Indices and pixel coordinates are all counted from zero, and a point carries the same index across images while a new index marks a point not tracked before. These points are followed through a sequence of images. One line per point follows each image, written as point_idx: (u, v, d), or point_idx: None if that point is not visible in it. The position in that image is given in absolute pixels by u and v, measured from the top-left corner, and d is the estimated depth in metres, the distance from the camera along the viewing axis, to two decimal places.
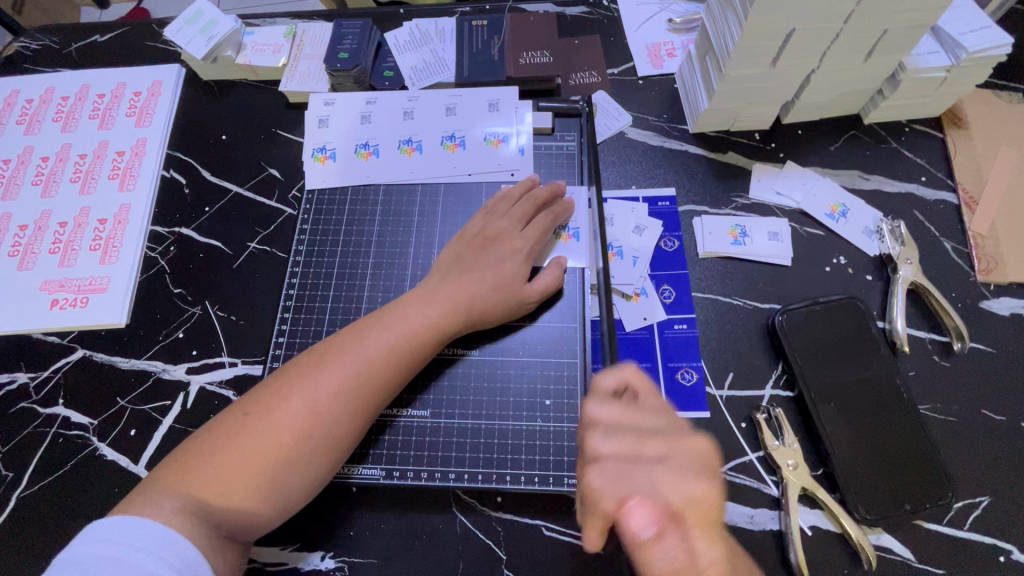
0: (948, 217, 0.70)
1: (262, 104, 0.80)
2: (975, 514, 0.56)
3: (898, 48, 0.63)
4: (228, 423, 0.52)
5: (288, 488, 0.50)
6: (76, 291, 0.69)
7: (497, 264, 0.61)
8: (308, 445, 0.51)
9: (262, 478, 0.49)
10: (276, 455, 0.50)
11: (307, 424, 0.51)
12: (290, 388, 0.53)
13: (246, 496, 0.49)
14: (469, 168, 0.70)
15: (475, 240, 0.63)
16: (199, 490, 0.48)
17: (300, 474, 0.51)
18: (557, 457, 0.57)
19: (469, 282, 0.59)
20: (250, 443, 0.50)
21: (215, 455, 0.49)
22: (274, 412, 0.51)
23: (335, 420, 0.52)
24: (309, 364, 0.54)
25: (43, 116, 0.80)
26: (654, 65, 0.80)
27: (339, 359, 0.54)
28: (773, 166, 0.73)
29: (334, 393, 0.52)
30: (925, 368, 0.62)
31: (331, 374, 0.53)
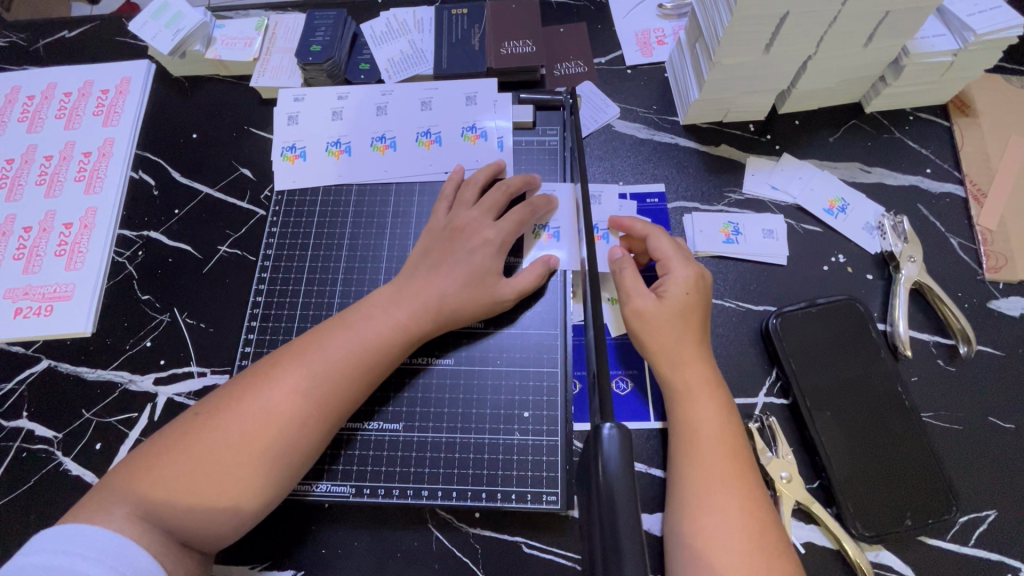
0: (954, 212, 0.66)
1: (234, 101, 0.77)
2: (981, 528, 0.53)
3: (900, 31, 0.59)
4: (179, 426, 0.49)
5: (240, 496, 0.47)
6: (40, 299, 0.67)
7: (467, 258, 0.57)
8: (261, 450, 0.48)
9: (212, 484, 0.46)
10: (222, 460, 0.47)
11: (260, 428, 0.48)
12: (247, 389, 0.50)
13: (194, 504, 0.46)
14: (446, 165, 0.66)
15: (444, 233, 0.59)
16: (147, 496, 0.45)
17: (248, 485, 0.47)
18: (537, 473, 0.54)
19: (438, 277, 0.56)
20: (197, 447, 0.47)
21: (159, 462, 0.47)
22: (228, 414, 0.49)
23: (289, 426, 0.49)
24: (268, 366, 0.51)
25: (8, 116, 0.77)
26: (644, 53, 0.76)
27: (298, 363, 0.51)
28: (768, 159, 0.69)
29: (290, 398, 0.49)
30: (928, 373, 0.59)
31: (289, 377, 0.50)
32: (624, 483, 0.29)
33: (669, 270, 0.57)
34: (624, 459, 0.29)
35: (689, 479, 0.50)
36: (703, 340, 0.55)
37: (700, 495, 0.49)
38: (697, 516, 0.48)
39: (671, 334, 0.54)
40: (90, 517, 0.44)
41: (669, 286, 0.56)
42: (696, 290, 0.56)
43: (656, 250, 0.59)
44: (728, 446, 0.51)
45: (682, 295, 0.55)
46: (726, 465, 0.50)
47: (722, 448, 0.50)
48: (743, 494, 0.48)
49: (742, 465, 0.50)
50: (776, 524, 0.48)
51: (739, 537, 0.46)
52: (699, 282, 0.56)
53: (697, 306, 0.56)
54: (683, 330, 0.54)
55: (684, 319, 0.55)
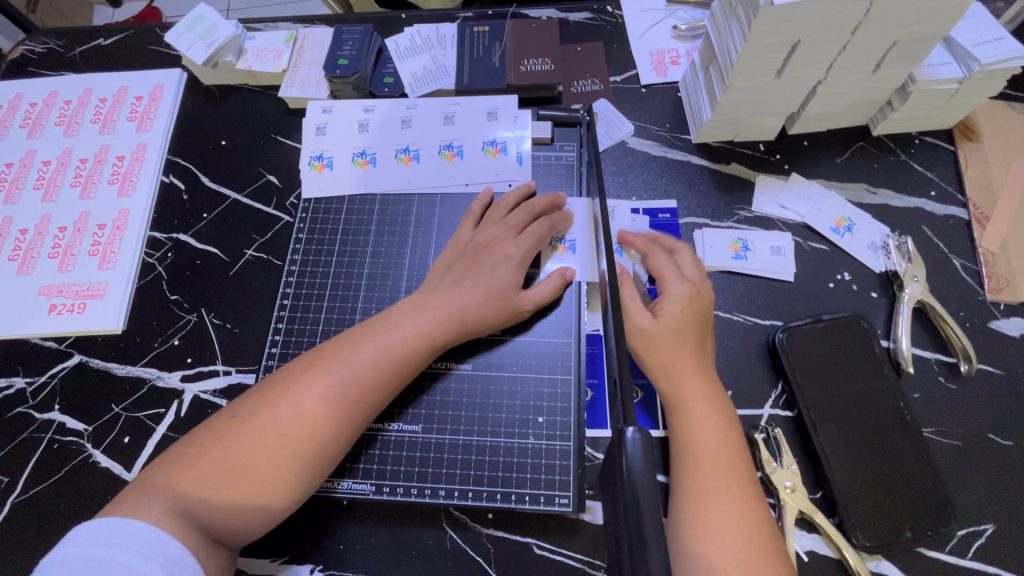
0: (957, 234, 0.68)
1: (262, 110, 0.80)
2: (979, 542, 0.55)
3: (907, 59, 0.62)
4: (212, 426, 0.51)
5: (271, 493, 0.50)
6: (74, 297, 0.69)
7: (490, 273, 0.59)
8: (291, 452, 0.50)
9: (245, 483, 0.49)
10: (256, 460, 0.49)
11: (291, 431, 0.50)
12: (278, 394, 0.52)
13: (229, 499, 0.48)
14: (466, 178, 0.69)
15: (468, 248, 0.62)
16: (185, 490, 0.48)
17: (281, 482, 0.50)
18: (550, 476, 0.56)
19: (462, 290, 0.58)
20: (232, 447, 0.49)
21: (196, 460, 0.49)
22: (260, 417, 0.51)
23: (320, 428, 0.51)
24: (297, 371, 0.54)
25: (46, 120, 0.80)
26: (658, 73, 0.78)
27: (327, 368, 0.53)
28: (778, 178, 0.72)
29: (320, 401, 0.52)
30: (930, 389, 0.60)
31: (318, 383, 0.52)
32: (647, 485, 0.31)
33: (666, 289, 0.60)
34: (648, 469, 0.31)
35: (686, 488, 0.52)
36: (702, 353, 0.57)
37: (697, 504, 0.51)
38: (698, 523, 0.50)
39: (667, 349, 0.56)
40: (128, 509, 0.47)
41: (665, 305, 0.58)
42: (693, 307, 0.58)
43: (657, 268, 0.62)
44: (725, 458, 0.53)
45: (677, 315, 0.57)
46: (728, 478, 0.52)
47: (721, 461, 0.52)
48: (741, 505, 0.50)
49: (740, 476, 0.52)
50: (774, 536, 0.50)
51: (740, 547, 0.48)
52: (697, 300, 0.59)
53: (693, 325, 0.58)
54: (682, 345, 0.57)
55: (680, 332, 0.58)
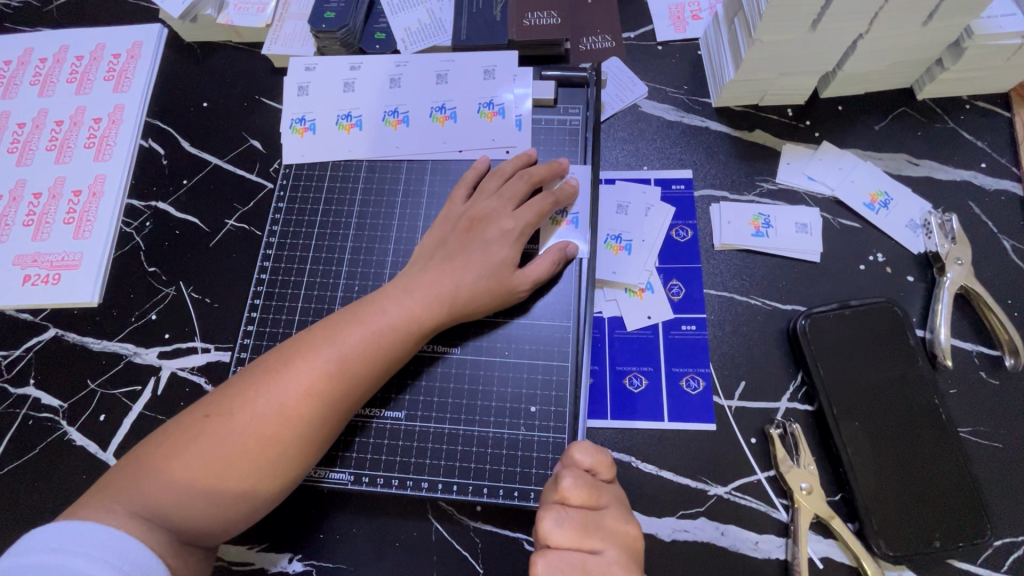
0: (1009, 212, 0.60)
1: (245, 69, 0.74)
2: (1015, 554, 0.50)
3: (965, 8, 0.54)
4: (187, 423, 0.48)
5: (255, 491, 0.47)
6: (48, 267, 0.66)
7: (484, 249, 0.54)
8: (274, 451, 0.47)
9: (228, 484, 0.46)
10: (239, 461, 0.46)
11: (273, 429, 0.47)
12: (258, 388, 0.48)
13: (211, 499, 0.46)
14: (459, 145, 0.63)
15: (461, 224, 0.57)
16: (158, 491, 0.45)
17: (266, 481, 0.47)
18: (541, 469, 0.52)
19: (453, 269, 0.54)
20: (211, 448, 0.46)
21: (172, 462, 0.46)
22: (239, 414, 0.47)
23: (305, 425, 0.48)
24: (277, 362, 0.49)
25: (21, 79, 0.76)
26: (677, 29, 0.71)
27: (310, 359, 0.49)
28: (806, 147, 0.64)
29: (303, 396, 0.48)
30: (968, 385, 0.54)
31: (300, 376, 0.48)
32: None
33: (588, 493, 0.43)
34: None
35: None
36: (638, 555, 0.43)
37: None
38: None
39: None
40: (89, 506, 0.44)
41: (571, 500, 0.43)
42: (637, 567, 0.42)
43: (609, 508, 0.44)
44: None
45: None
46: None
47: None
48: None
49: None
50: None
51: None
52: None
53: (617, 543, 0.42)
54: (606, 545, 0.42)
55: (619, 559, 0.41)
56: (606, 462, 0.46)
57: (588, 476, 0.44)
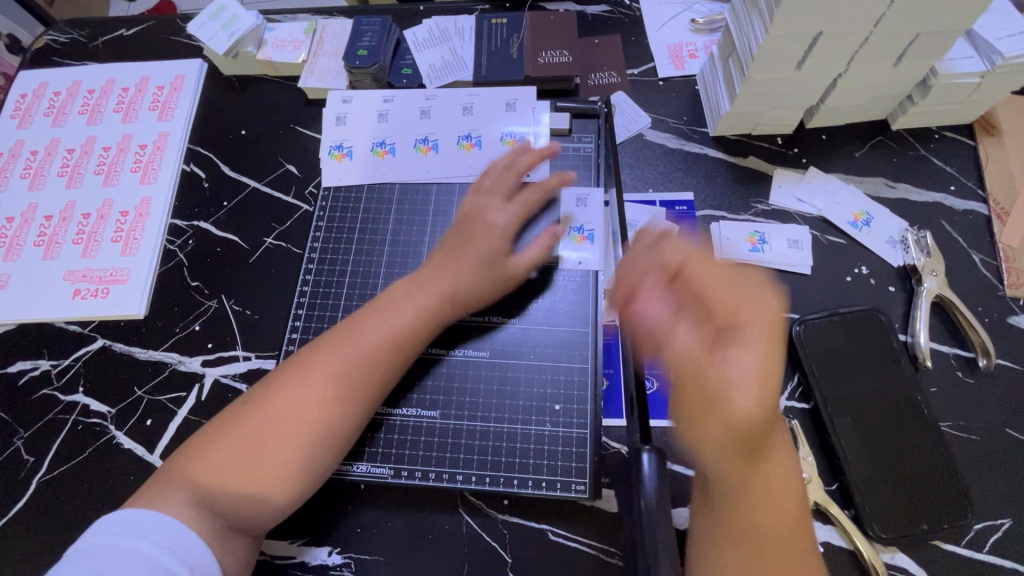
0: (977, 229, 0.67)
1: (281, 100, 0.81)
2: (995, 536, 0.55)
3: (929, 52, 0.61)
4: (226, 421, 0.52)
5: (291, 478, 0.51)
6: (97, 282, 0.71)
7: (477, 241, 0.61)
8: (309, 437, 0.52)
9: (267, 470, 0.50)
10: (276, 448, 0.51)
11: (305, 416, 0.52)
12: (289, 383, 0.53)
13: (253, 487, 0.50)
14: (484, 169, 0.69)
15: (458, 218, 0.63)
16: (205, 483, 0.49)
17: (301, 467, 0.51)
18: (566, 462, 0.57)
19: (454, 262, 0.60)
20: (250, 439, 0.51)
21: (215, 455, 0.50)
22: (273, 407, 0.52)
23: (334, 411, 0.53)
24: (304, 359, 0.55)
25: (70, 108, 0.81)
26: (675, 66, 0.78)
27: (334, 352, 0.54)
28: (795, 171, 0.71)
29: (331, 385, 0.53)
30: (948, 384, 0.60)
31: (327, 367, 0.54)
32: (657, 503, 0.43)
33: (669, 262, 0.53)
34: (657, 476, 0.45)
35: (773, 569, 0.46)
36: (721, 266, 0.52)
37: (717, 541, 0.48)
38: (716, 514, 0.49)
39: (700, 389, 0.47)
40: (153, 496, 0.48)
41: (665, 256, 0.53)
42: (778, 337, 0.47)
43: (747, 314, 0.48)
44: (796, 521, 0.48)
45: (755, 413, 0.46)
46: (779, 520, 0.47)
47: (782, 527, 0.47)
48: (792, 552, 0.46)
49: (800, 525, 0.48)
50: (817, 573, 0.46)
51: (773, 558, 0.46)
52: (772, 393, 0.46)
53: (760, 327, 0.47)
54: (735, 330, 0.48)
55: (763, 408, 0.45)
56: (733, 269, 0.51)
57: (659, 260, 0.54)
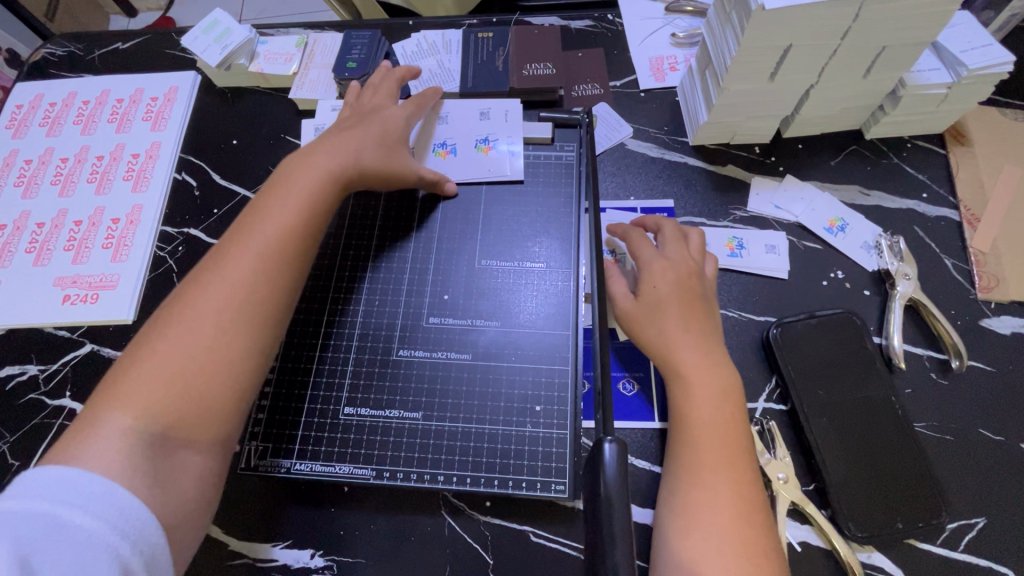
0: (949, 234, 0.69)
1: (273, 111, 0.83)
2: (970, 535, 0.56)
3: (896, 65, 0.64)
4: (144, 336, 0.50)
5: (230, 363, 0.50)
6: (87, 288, 0.71)
7: (380, 121, 0.65)
8: (239, 320, 0.51)
9: (200, 363, 0.49)
10: (206, 339, 0.50)
11: (230, 301, 0.51)
12: (201, 283, 0.52)
13: (189, 384, 0.48)
14: (459, 173, 0.71)
15: (354, 114, 0.67)
16: (138, 400, 0.47)
17: (237, 349, 0.51)
18: (546, 463, 0.57)
19: (354, 136, 0.62)
20: (175, 337, 0.49)
21: (139, 368, 0.48)
22: (192, 305, 0.51)
23: (256, 289, 0.53)
24: (211, 262, 0.54)
25: (65, 119, 0.83)
26: (657, 78, 0.81)
27: (241, 243, 0.54)
28: (772, 179, 0.73)
29: (247, 267, 0.53)
30: (921, 385, 0.62)
31: (239, 257, 0.53)
32: (619, 486, 0.35)
33: (643, 264, 0.62)
34: (620, 466, 0.35)
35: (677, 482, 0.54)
36: (708, 278, 0.63)
37: (683, 517, 0.52)
38: (690, 489, 0.52)
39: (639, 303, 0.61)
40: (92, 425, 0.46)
41: (641, 253, 0.63)
42: (687, 292, 0.60)
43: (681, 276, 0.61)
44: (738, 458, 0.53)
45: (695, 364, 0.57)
46: (720, 459, 0.53)
47: (721, 453, 0.53)
48: (739, 498, 0.51)
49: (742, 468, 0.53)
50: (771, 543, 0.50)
51: (731, 522, 0.50)
52: (700, 337, 0.58)
53: (676, 294, 0.60)
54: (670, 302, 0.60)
55: (725, 389, 0.56)
56: (682, 237, 0.64)
57: (642, 245, 0.64)
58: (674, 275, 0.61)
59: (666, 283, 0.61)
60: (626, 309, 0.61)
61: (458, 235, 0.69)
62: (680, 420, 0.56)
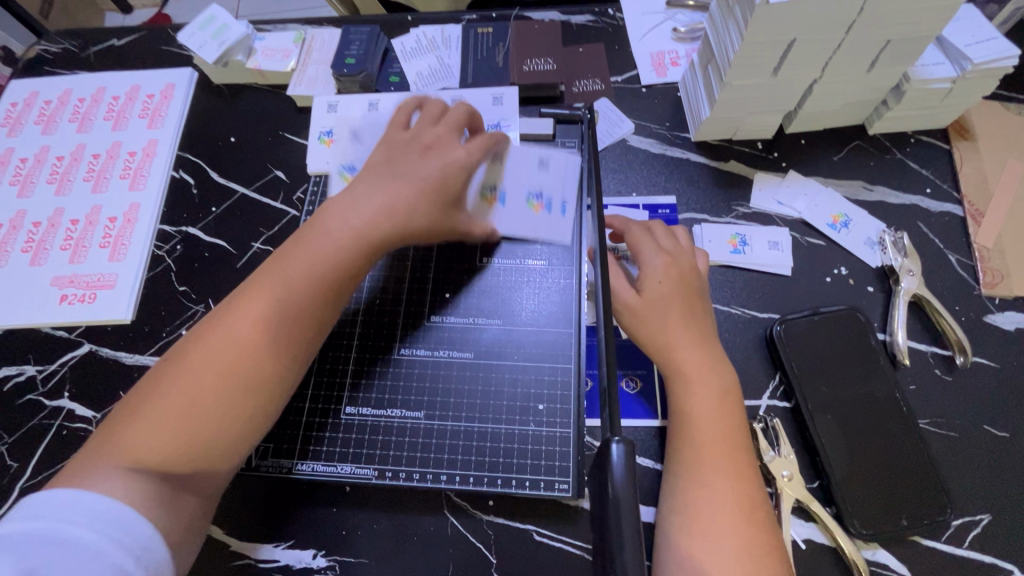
0: (953, 230, 0.69)
1: (271, 108, 0.82)
2: (974, 531, 0.55)
3: (901, 59, 0.63)
4: (153, 380, 0.51)
5: (223, 424, 0.49)
6: (84, 287, 0.71)
7: (394, 132, 0.61)
8: (234, 380, 0.50)
9: (192, 420, 0.48)
10: (203, 400, 0.49)
11: (230, 360, 0.50)
12: (211, 329, 0.51)
13: (182, 443, 0.48)
14: None
15: None
16: (132, 451, 0.47)
17: (229, 413, 0.49)
18: (549, 462, 0.57)
19: (370, 158, 0.60)
20: (172, 393, 0.49)
21: (138, 418, 0.48)
22: (195, 355, 0.50)
23: (256, 355, 0.50)
24: (223, 310, 0.53)
25: (60, 117, 0.82)
26: (658, 74, 0.80)
27: (256, 292, 0.52)
28: (775, 175, 0.73)
29: (253, 325, 0.51)
30: (925, 381, 0.61)
31: (248, 308, 0.52)
32: (627, 488, 0.34)
33: (646, 260, 0.61)
34: (628, 469, 0.35)
35: (677, 477, 0.54)
36: (701, 273, 0.63)
37: (684, 518, 0.51)
38: (689, 489, 0.52)
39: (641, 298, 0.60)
40: (88, 470, 0.46)
41: (642, 248, 0.62)
42: (689, 290, 0.60)
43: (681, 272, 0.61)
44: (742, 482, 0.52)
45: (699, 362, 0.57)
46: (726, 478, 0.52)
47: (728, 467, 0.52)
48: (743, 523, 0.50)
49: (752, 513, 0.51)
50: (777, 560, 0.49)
51: (733, 527, 0.50)
52: (702, 335, 0.58)
53: (678, 291, 0.60)
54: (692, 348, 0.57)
55: (725, 387, 0.56)
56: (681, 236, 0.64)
57: (644, 240, 0.63)
58: (676, 273, 0.60)
59: (669, 279, 0.60)
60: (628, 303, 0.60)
61: None
62: (682, 422, 0.56)
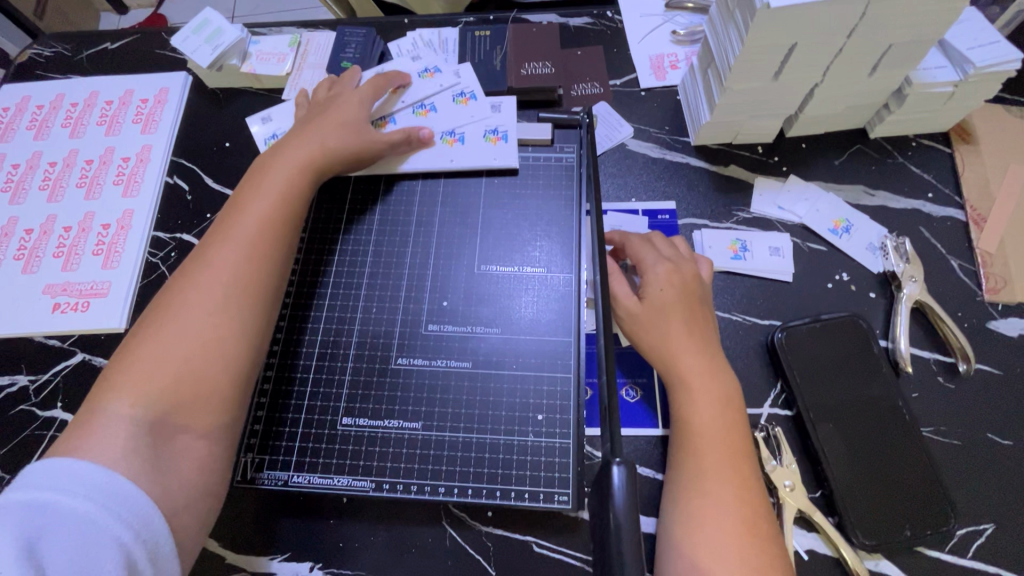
0: (955, 235, 0.68)
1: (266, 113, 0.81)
2: (978, 541, 0.55)
3: (903, 63, 0.62)
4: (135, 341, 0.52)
5: (217, 356, 0.52)
6: (78, 296, 0.70)
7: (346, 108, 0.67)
8: (223, 313, 0.53)
9: (190, 356, 0.51)
10: (194, 341, 0.52)
11: (212, 295, 0.54)
12: (188, 281, 0.55)
13: (180, 383, 0.50)
14: (468, 162, 0.69)
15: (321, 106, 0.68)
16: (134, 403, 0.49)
17: (223, 344, 0.53)
18: (549, 473, 0.56)
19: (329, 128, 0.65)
20: (163, 337, 0.52)
21: (132, 369, 0.50)
22: (179, 306, 0.53)
23: (238, 285, 0.55)
24: (196, 262, 0.56)
25: (53, 122, 0.81)
26: (657, 77, 0.79)
27: (225, 240, 0.56)
28: (776, 180, 0.72)
29: (232, 265, 0.55)
30: (927, 389, 0.61)
31: (222, 253, 0.56)
32: (629, 512, 0.34)
33: (648, 268, 0.61)
34: (629, 493, 0.34)
35: (681, 485, 0.53)
36: (706, 281, 0.62)
37: (686, 524, 0.51)
38: (693, 498, 0.51)
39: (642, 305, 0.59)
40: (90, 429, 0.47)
41: (646, 258, 0.61)
42: (689, 297, 0.59)
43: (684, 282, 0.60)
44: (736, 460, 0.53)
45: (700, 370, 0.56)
46: (719, 461, 0.53)
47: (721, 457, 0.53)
48: (738, 500, 0.51)
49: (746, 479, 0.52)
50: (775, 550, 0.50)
51: (734, 524, 0.50)
52: (703, 343, 0.57)
53: (679, 300, 0.59)
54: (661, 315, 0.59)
55: (727, 394, 0.55)
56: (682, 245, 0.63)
57: (644, 248, 0.62)
58: (679, 281, 0.60)
59: (672, 288, 0.59)
60: (630, 310, 0.60)
61: (456, 239, 0.67)
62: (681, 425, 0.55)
